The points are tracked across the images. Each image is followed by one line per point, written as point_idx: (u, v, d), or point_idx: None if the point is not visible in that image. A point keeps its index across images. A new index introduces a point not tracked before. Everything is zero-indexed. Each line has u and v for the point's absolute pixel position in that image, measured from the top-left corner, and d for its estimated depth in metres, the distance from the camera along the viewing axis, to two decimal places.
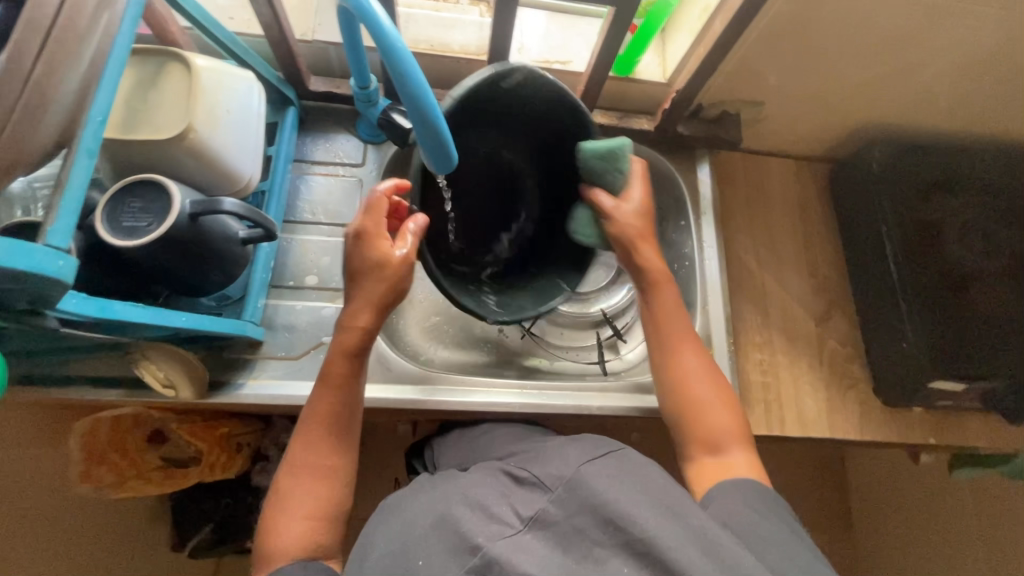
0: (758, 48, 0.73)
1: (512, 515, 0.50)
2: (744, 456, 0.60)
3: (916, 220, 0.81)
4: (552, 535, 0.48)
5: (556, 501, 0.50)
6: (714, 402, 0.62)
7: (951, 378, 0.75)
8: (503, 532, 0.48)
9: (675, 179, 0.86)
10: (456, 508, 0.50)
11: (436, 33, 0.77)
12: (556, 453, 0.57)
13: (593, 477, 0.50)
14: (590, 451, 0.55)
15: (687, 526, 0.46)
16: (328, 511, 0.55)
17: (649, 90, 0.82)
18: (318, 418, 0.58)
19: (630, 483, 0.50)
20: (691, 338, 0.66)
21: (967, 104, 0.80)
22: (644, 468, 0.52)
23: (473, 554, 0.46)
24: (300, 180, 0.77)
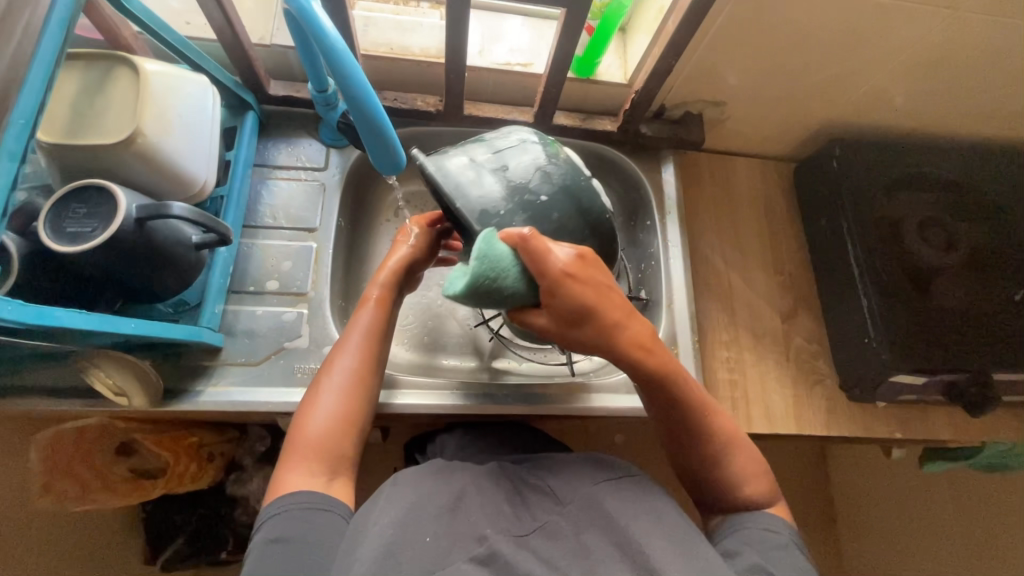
0: (714, 49, 0.73)
1: (521, 521, 0.49)
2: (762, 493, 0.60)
3: (876, 217, 0.82)
4: (557, 544, 0.47)
5: (566, 514, 0.50)
6: (747, 463, 0.61)
7: (913, 372, 0.75)
8: (510, 531, 0.48)
9: (640, 179, 0.87)
10: (465, 510, 0.49)
11: (395, 37, 0.77)
12: (569, 467, 0.57)
13: (607, 503, 0.51)
14: (601, 470, 0.55)
15: (681, 549, 0.47)
16: (356, 417, 0.59)
17: (611, 91, 0.83)
18: (351, 333, 0.63)
19: (644, 508, 0.51)
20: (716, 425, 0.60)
21: (922, 99, 0.81)
22: (652, 494, 0.53)
23: (479, 544, 0.46)
24: (262, 185, 0.77)
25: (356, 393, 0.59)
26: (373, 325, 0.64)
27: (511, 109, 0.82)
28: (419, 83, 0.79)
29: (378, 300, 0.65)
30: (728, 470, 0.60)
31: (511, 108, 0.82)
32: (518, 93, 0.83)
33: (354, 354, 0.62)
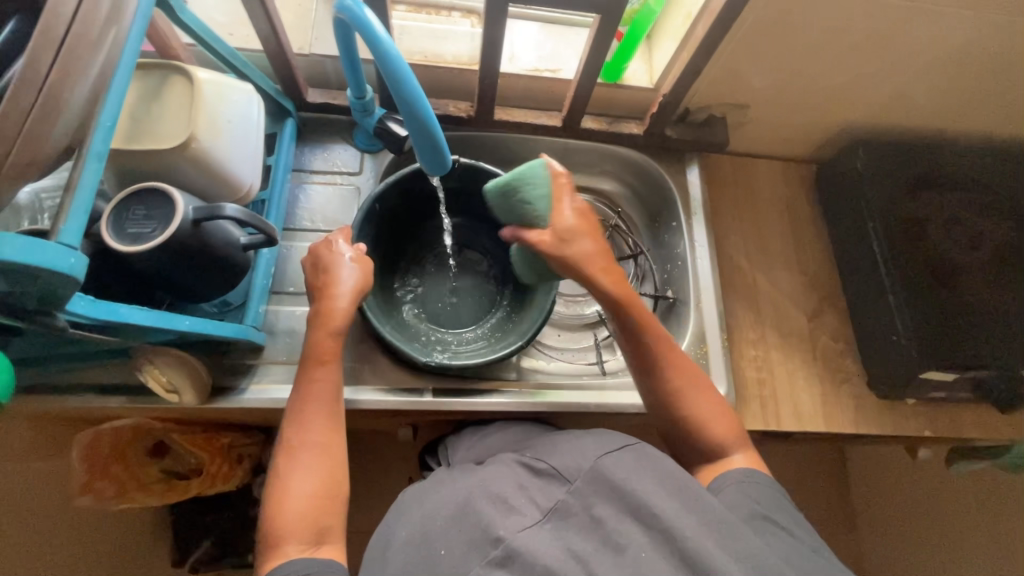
0: (742, 52, 0.75)
1: (531, 507, 0.48)
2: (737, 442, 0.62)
3: (902, 216, 0.83)
4: (573, 526, 0.46)
5: (574, 493, 0.48)
6: (710, 409, 0.62)
7: (944, 369, 0.76)
8: (523, 523, 0.46)
9: (665, 181, 0.88)
10: (477, 502, 0.48)
11: (429, 45, 0.79)
12: (572, 444, 0.54)
13: (610, 470, 0.48)
14: (604, 443, 0.52)
15: (700, 514, 0.45)
16: (333, 488, 0.55)
17: (637, 95, 0.84)
18: (312, 401, 0.59)
19: (650, 477, 0.47)
20: (671, 340, 0.65)
21: (944, 99, 0.83)
22: (662, 462, 0.49)
23: (494, 546, 0.44)
24: (299, 189, 0.79)
25: (331, 466, 0.56)
26: (331, 390, 0.61)
27: (539, 114, 0.84)
28: (451, 89, 0.82)
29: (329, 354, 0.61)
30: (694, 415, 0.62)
31: (540, 112, 0.84)
32: (546, 98, 0.85)
33: (320, 424, 0.58)
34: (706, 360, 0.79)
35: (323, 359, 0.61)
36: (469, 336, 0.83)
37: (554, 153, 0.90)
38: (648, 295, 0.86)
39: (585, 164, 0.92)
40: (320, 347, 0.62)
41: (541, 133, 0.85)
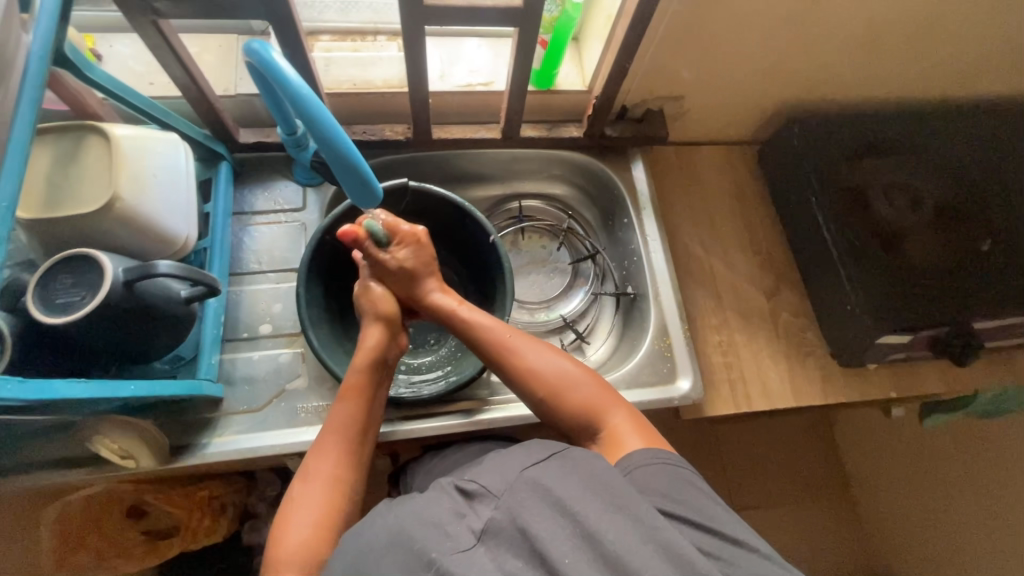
0: (664, 46, 0.76)
1: (462, 528, 0.45)
2: (623, 415, 0.60)
3: (842, 187, 0.85)
4: (503, 545, 0.44)
5: (504, 508, 0.46)
6: (578, 385, 0.62)
7: (897, 332, 0.77)
8: (456, 545, 0.44)
9: (612, 179, 0.89)
10: (412, 525, 0.45)
11: (357, 72, 0.78)
12: (499, 455, 0.52)
13: (540, 481, 0.47)
14: (534, 454, 0.51)
15: (626, 513, 0.45)
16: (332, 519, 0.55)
17: (572, 99, 0.85)
18: (327, 432, 0.60)
19: (578, 483, 0.47)
20: (515, 333, 0.66)
21: (867, 66, 0.85)
22: (591, 463, 0.49)
23: (428, 569, 0.42)
24: (243, 232, 0.78)
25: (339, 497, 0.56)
26: (351, 419, 0.61)
27: (478, 128, 0.84)
28: (385, 113, 0.81)
29: (356, 387, 0.62)
30: (568, 400, 0.61)
31: (478, 126, 0.84)
32: (482, 111, 0.85)
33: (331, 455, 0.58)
34: (670, 352, 0.79)
35: (348, 393, 0.62)
36: (438, 359, 0.84)
37: (500, 164, 0.90)
38: (609, 294, 0.87)
39: (533, 171, 0.92)
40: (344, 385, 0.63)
41: (482, 146, 0.84)
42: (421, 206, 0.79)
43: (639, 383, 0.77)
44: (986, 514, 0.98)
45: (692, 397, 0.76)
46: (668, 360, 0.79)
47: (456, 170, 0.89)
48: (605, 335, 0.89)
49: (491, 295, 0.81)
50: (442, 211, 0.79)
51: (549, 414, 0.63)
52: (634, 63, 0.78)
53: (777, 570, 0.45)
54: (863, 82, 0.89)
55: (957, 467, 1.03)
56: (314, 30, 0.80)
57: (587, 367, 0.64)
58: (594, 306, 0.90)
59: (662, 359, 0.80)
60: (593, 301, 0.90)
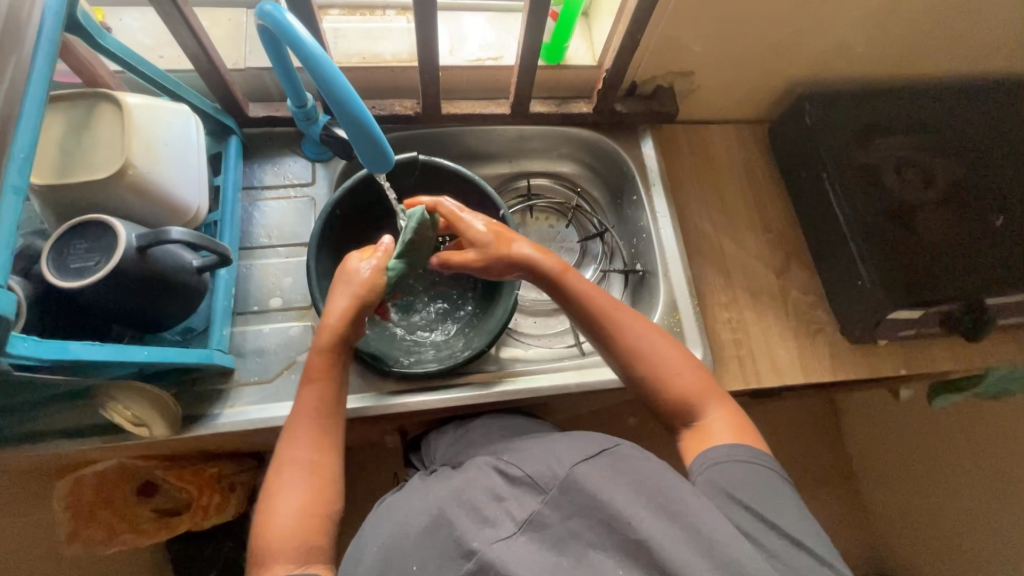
0: (677, 19, 0.75)
1: (507, 520, 0.53)
2: (722, 411, 0.63)
3: (853, 165, 0.85)
4: (544, 536, 0.52)
5: (550, 503, 0.53)
6: (680, 370, 0.65)
7: (910, 307, 0.76)
8: (496, 535, 0.52)
9: (621, 155, 0.89)
10: (455, 515, 0.54)
11: (366, 45, 0.78)
12: (547, 452, 0.60)
13: (583, 481, 0.53)
14: (582, 451, 0.58)
15: (670, 516, 0.50)
16: (319, 509, 0.56)
17: (582, 74, 0.84)
18: (302, 417, 0.60)
19: (622, 483, 0.53)
20: (620, 310, 0.67)
21: (880, 41, 0.84)
22: (633, 465, 0.55)
23: (468, 556, 0.50)
24: (253, 207, 0.78)
25: (320, 484, 0.57)
26: (322, 402, 0.61)
27: (487, 103, 0.83)
28: (395, 88, 0.81)
29: (321, 366, 0.61)
30: (671, 383, 0.64)
31: (487, 102, 0.83)
32: (491, 87, 0.84)
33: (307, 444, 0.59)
34: (680, 327, 0.79)
35: (316, 374, 0.62)
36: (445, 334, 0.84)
37: (509, 141, 0.90)
38: (618, 271, 0.87)
39: (542, 149, 0.92)
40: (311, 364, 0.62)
41: (491, 122, 0.84)
42: (430, 181, 0.79)
43: None
44: (993, 495, 0.98)
45: None
46: (677, 335, 0.78)
47: (465, 147, 0.89)
48: None
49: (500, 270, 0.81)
50: (452, 185, 0.79)
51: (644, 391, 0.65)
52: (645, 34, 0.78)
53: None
54: (877, 57, 0.88)
55: (962, 448, 1.04)
56: (324, 4, 0.80)
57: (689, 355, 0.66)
58: (602, 284, 0.90)
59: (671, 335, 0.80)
60: (602, 279, 0.90)
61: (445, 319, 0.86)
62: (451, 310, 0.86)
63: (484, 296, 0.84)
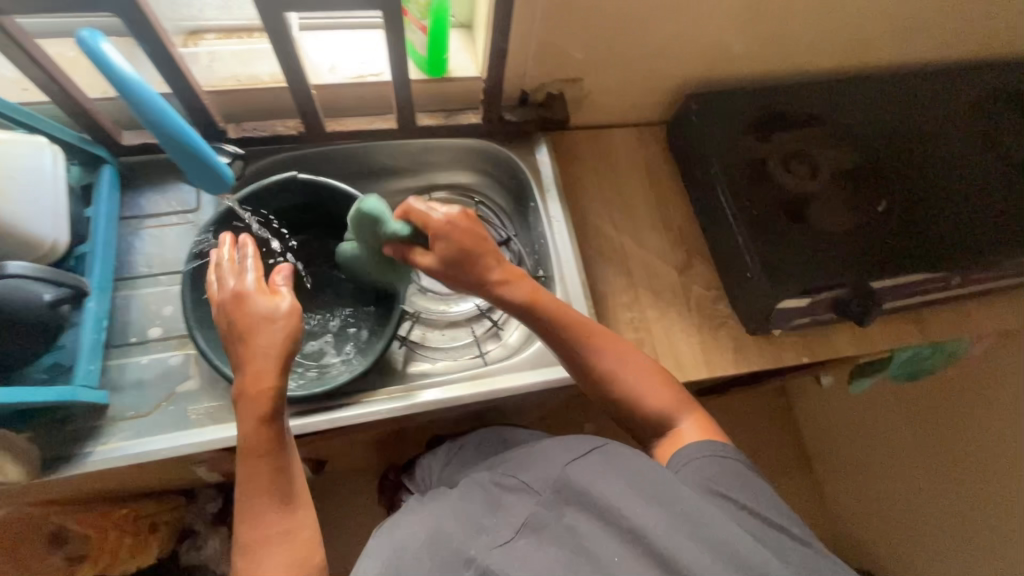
0: (547, 26, 0.76)
1: (506, 528, 0.57)
2: (690, 416, 0.67)
3: (740, 161, 0.87)
4: (544, 536, 0.55)
5: (547, 504, 0.58)
6: (650, 387, 0.67)
7: (798, 295, 0.78)
8: (494, 542, 0.55)
9: (517, 163, 0.89)
10: (447, 530, 0.58)
11: (240, 68, 0.77)
12: (538, 458, 0.65)
13: (578, 478, 0.58)
14: (575, 452, 0.63)
15: (671, 508, 0.54)
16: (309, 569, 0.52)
17: (467, 86, 0.84)
18: (253, 492, 0.53)
19: (617, 477, 0.57)
20: (597, 329, 0.69)
21: (756, 40, 0.86)
22: (626, 458, 0.59)
23: (468, 566, 0.54)
24: (134, 236, 0.76)
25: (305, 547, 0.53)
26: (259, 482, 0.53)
27: (373, 119, 0.84)
28: (276, 108, 0.80)
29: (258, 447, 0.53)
30: (643, 401, 0.67)
31: (373, 117, 0.84)
32: (377, 103, 0.84)
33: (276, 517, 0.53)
34: None
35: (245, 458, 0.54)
36: (338, 352, 0.80)
37: (407, 156, 0.89)
38: None
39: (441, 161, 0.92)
40: (252, 440, 0.54)
41: (379, 138, 0.84)
42: (316, 199, 0.78)
43: (545, 363, 0.80)
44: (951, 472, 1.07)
45: None
46: None
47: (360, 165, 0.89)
48: (520, 321, 0.89)
49: (391, 285, 0.79)
50: (336, 203, 0.78)
51: (619, 409, 0.69)
52: (514, 40, 0.78)
53: (823, 562, 0.53)
54: (759, 55, 0.90)
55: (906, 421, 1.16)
56: (198, 29, 0.80)
57: (655, 364, 0.70)
58: None
59: None
60: None
61: (341, 337, 0.81)
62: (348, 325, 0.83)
63: (381, 309, 0.82)
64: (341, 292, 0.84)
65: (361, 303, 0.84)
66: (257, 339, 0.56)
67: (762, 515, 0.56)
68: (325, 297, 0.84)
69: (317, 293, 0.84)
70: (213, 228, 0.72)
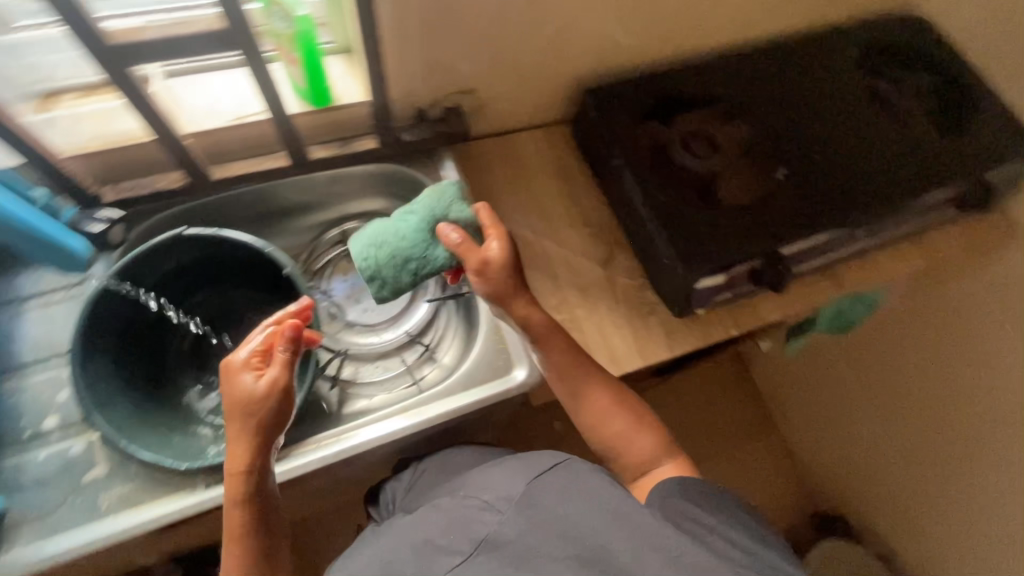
0: (423, 42, 0.75)
1: (463, 543, 0.57)
2: (670, 454, 0.70)
3: (642, 149, 0.88)
4: (499, 554, 0.55)
5: (507, 522, 0.57)
6: (637, 424, 0.71)
7: (711, 273, 0.80)
8: (451, 563, 0.56)
9: (424, 181, 0.87)
10: (405, 554, 0.59)
11: (101, 128, 0.72)
12: (502, 474, 0.64)
13: (541, 495, 0.59)
14: (540, 465, 0.62)
15: (632, 530, 0.55)
16: None
17: (356, 111, 0.82)
18: (235, 559, 0.58)
19: (578, 497, 0.58)
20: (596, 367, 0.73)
21: (638, 28, 0.87)
22: (588, 478, 0.60)
23: None
24: (18, 322, 0.72)
25: None
26: (245, 551, 0.58)
27: (263, 158, 0.81)
28: (155, 162, 0.76)
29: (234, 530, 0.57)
30: (627, 435, 0.70)
31: (263, 157, 0.81)
32: (265, 142, 0.81)
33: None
34: (504, 344, 0.80)
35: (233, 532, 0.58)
36: None
37: (313, 193, 0.87)
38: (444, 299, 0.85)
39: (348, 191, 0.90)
40: (232, 520, 0.58)
41: (274, 178, 0.81)
42: (213, 252, 0.74)
43: (479, 381, 0.79)
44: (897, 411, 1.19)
45: (528, 383, 0.77)
46: (502, 352, 0.80)
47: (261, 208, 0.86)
48: (453, 340, 0.87)
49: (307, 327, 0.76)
50: (234, 254, 0.74)
51: (604, 443, 0.72)
52: (390, 59, 0.76)
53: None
54: (645, 42, 0.91)
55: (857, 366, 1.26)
56: (52, 90, 0.72)
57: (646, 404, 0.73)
58: (437, 313, 0.88)
59: (497, 353, 0.81)
60: (437, 308, 0.88)
61: None
62: None
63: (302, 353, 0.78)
64: None
65: None
66: (240, 424, 0.57)
67: (734, 540, 0.57)
68: (243, 349, 0.80)
69: (234, 346, 0.80)
70: (97, 300, 0.66)
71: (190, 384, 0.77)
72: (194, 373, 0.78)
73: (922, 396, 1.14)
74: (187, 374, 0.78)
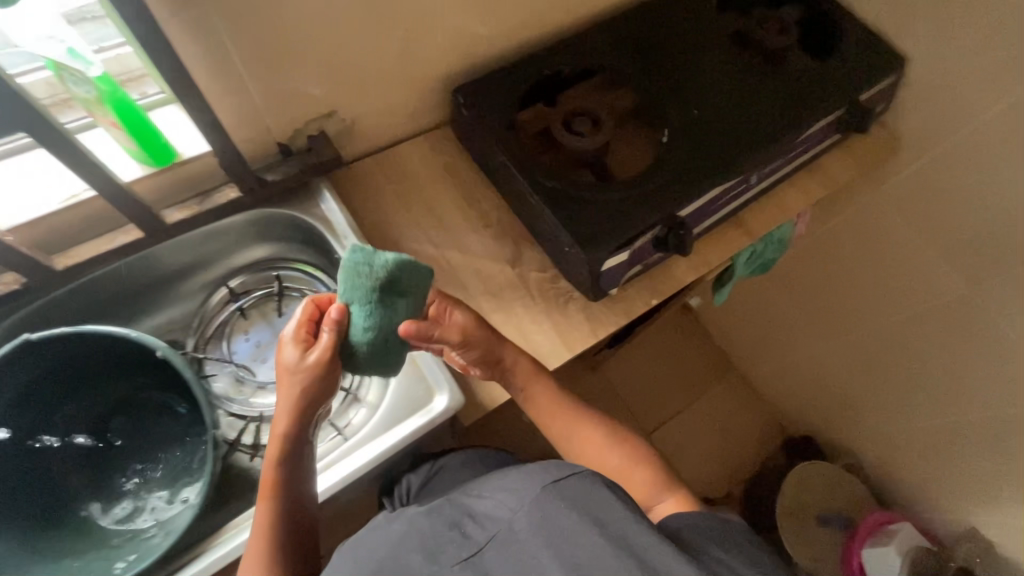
0: (257, 76, 0.69)
1: (473, 538, 0.53)
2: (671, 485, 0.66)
3: (522, 139, 0.86)
4: (501, 550, 0.51)
5: (517, 520, 0.52)
6: (632, 454, 0.69)
7: (615, 252, 0.78)
8: (455, 559, 0.52)
9: (302, 219, 0.82)
10: (406, 550, 0.54)
11: None
12: (525, 470, 0.57)
13: (556, 495, 0.51)
14: (561, 469, 0.54)
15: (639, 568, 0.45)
16: None
17: (207, 162, 0.76)
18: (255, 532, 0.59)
19: (591, 513, 0.49)
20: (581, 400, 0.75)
21: (492, 17, 0.84)
22: (610, 500, 0.50)
23: None
24: None
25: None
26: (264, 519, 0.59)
27: (113, 235, 0.73)
28: None
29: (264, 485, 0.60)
30: (623, 463, 0.68)
31: (113, 233, 0.73)
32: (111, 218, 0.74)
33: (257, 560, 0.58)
34: (421, 371, 0.77)
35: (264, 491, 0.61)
36: (179, 495, 0.73)
37: (185, 254, 0.81)
38: None
39: (225, 245, 0.84)
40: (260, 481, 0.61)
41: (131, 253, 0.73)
42: (75, 351, 0.67)
43: (402, 416, 0.75)
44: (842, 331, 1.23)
45: (451, 407, 0.74)
46: (421, 380, 0.76)
47: (131, 284, 0.80)
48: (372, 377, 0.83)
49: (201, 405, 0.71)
50: (100, 345, 0.67)
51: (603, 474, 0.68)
52: (223, 101, 0.70)
53: None
54: (503, 28, 0.87)
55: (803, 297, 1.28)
56: None
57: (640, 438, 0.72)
58: None
59: (417, 381, 0.77)
60: None
61: (179, 475, 0.74)
62: (183, 460, 0.75)
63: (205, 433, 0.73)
64: (162, 427, 0.76)
65: (187, 431, 0.76)
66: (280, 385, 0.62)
67: None
68: (146, 439, 0.76)
69: (135, 439, 0.76)
70: None
71: (90, 494, 0.72)
72: (96, 478, 0.73)
73: (856, 315, 1.18)
74: (88, 479, 0.73)
